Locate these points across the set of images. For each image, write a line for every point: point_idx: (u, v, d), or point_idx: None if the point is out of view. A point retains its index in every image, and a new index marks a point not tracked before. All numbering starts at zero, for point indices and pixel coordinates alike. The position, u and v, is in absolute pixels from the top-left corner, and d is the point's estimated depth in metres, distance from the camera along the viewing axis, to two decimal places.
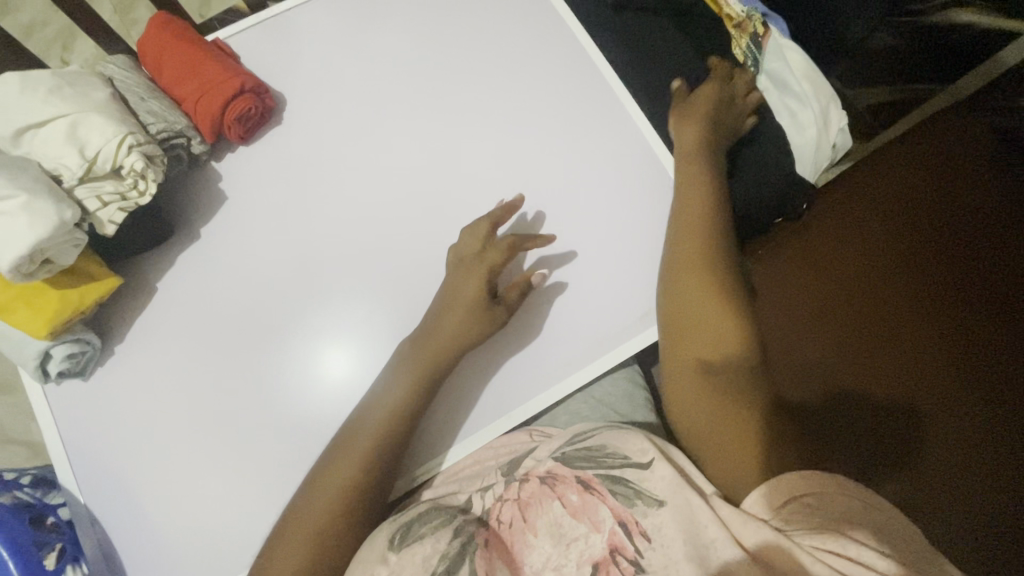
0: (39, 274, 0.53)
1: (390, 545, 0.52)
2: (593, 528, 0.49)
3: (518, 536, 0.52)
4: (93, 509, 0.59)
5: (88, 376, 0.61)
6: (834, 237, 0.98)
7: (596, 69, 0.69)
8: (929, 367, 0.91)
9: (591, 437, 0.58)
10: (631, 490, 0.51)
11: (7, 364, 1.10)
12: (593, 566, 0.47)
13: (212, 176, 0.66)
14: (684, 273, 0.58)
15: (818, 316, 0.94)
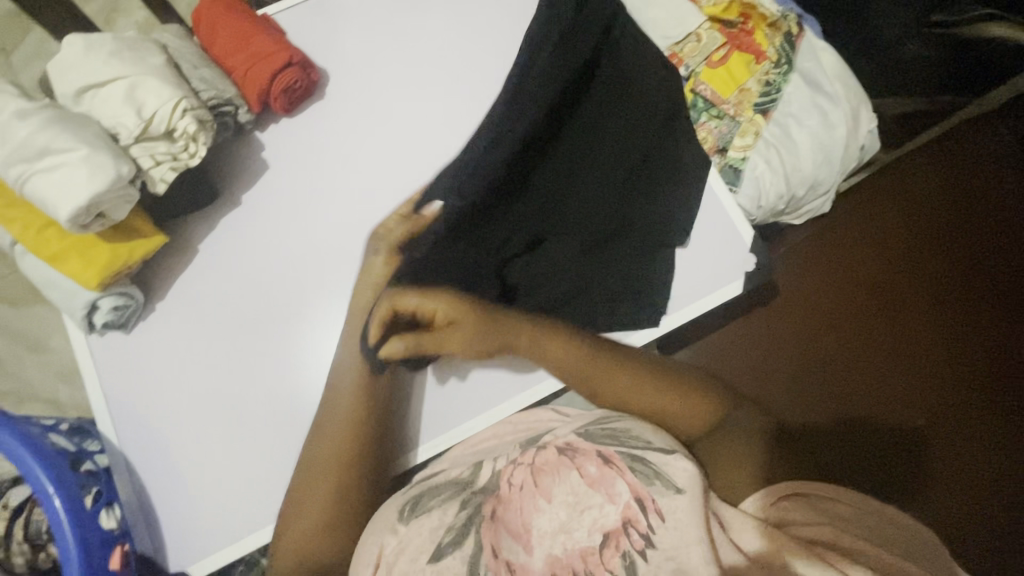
0: (93, 226, 0.56)
1: (400, 517, 0.55)
2: (608, 499, 0.49)
3: (528, 500, 0.51)
4: (129, 457, 0.62)
5: (130, 329, 0.64)
6: (832, 262, 0.84)
7: None
8: (992, 411, 0.71)
9: (616, 420, 0.59)
10: (650, 470, 0.51)
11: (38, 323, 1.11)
12: (603, 536, 0.48)
13: (256, 145, 0.69)
14: (625, 365, 0.63)
15: (838, 362, 0.78)
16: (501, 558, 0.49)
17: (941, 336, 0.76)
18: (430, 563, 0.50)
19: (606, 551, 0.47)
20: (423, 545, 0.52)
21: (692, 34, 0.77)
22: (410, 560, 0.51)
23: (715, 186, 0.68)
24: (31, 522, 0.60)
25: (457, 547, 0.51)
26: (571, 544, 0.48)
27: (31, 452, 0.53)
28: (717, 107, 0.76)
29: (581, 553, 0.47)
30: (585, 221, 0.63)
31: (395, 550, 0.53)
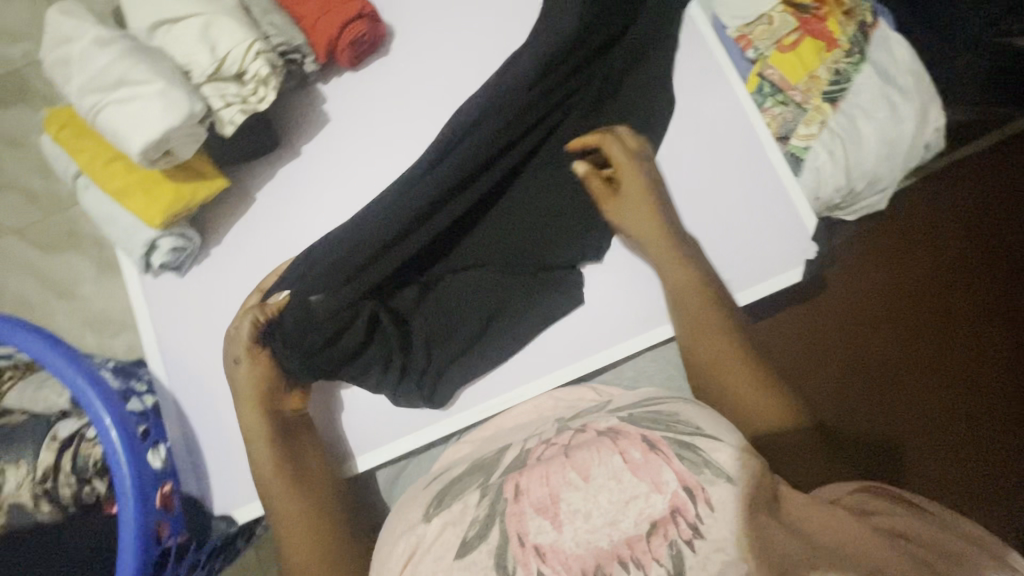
0: (161, 163, 0.55)
1: (423, 515, 0.47)
2: (655, 489, 0.39)
3: (557, 471, 0.41)
4: (177, 398, 0.62)
5: (184, 273, 0.64)
6: (876, 261, 0.85)
7: (704, 40, 0.70)
8: (945, 430, 0.83)
9: (663, 404, 0.50)
10: (699, 458, 0.41)
11: (61, 268, 1.06)
12: (651, 525, 0.38)
13: (317, 97, 0.68)
14: (704, 320, 0.58)
15: (848, 363, 0.83)
16: (530, 544, 0.39)
17: (944, 342, 0.84)
18: (456, 559, 0.41)
19: (652, 538, 0.37)
20: (449, 541, 0.42)
21: (764, 16, 0.76)
22: (436, 558, 0.42)
23: (780, 170, 0.67)
24: (76, 459, 0.60)
25: (483, 541, 0.41)
26: (615, 536, 0.38)
27: (89, 384, 0.53)
28: (783, 93, 0.75)
29: (625, 543, 0.37)
30: (494, 297, 0.61)
31: (426, 544, 0.44)
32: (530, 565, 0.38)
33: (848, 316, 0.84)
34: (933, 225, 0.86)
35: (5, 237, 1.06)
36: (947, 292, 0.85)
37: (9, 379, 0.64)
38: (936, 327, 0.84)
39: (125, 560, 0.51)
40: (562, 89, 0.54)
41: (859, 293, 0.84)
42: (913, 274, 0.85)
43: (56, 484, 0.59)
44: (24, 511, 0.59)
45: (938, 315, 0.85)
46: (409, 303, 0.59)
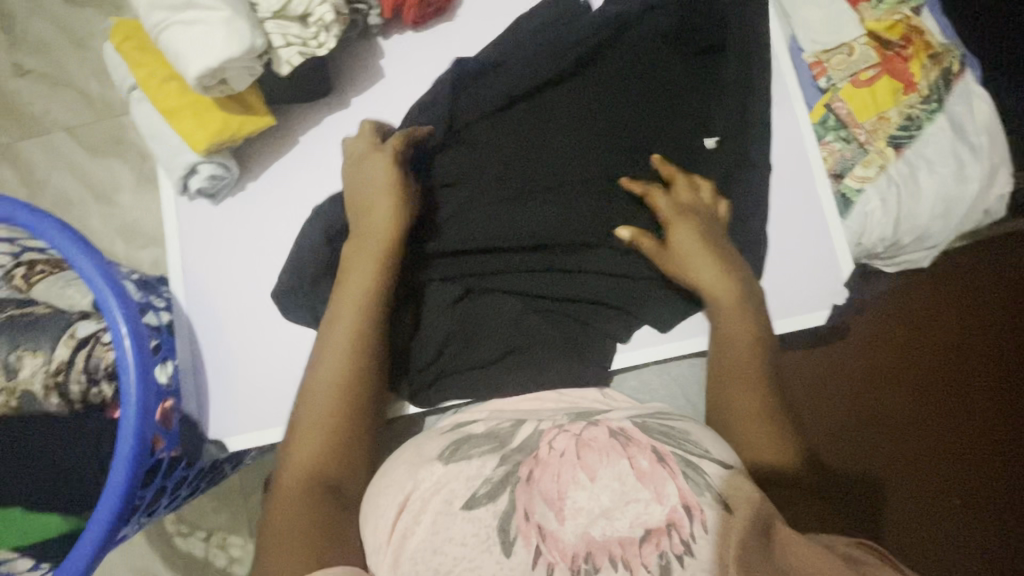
0: (214, 91, 0.56)
1: (438, 456, 0.47)
2: (655, 498, 0.41)
3: (568, 470, 0.43)
4: (190, 320, 0.64)
5: (218, 202, 0.65)
6: (908, 315, 0.82)
7: (775, 61, 0.68)
8: (932, 477, 0.81)
9: (675, 420, 0.50)
10: (703, 480, 0.43)
11: (103, 176, 1.09)
12: (645, 532, 0.40)
13: (376, 51, 0.67)
14: (740, 346, 0.54)
15: (858, 410, 0.81)
16: (533, 522, 0.41)
17: (951, 395, 0.82)
18: (462, 509, 0.43)
19: (645, 545, 0.39)
20: (458, 490, 0.44)
21: (845, 45, 0.72)
22: (445, 500, 0.44)
23: (828, 208, 0.65)
24: (89, 360, 0.62)
25: (491, 500, 0.43)
26: (608, 531, 0.40)
27: (111, 290, 0.55)
28: (847, 129, 0.72)
29: (618, 542, 0.40)
30: (519, 317, 0.61)
31: (430, 489, 0.45)
32: (530, 539, 0.40)
33: (865, 350, 0.82)
34: (974, 282, 0.83)
35: (56, 133, 1.09)
36: (968, 348, 0.83)
37: (39, 273, 0.67)
38: (948, 379, 0.82)
39: (118, 465, 0.53)
40: (586, 123, 0.63)
41: (881, 330, 0.82)
42: (938, 323, 0.82)
43: (67, 379, 0.62)
44: (34, 399, 0.62)
45: (954, 368, 0.82)
46: (441, 301, 0.61)
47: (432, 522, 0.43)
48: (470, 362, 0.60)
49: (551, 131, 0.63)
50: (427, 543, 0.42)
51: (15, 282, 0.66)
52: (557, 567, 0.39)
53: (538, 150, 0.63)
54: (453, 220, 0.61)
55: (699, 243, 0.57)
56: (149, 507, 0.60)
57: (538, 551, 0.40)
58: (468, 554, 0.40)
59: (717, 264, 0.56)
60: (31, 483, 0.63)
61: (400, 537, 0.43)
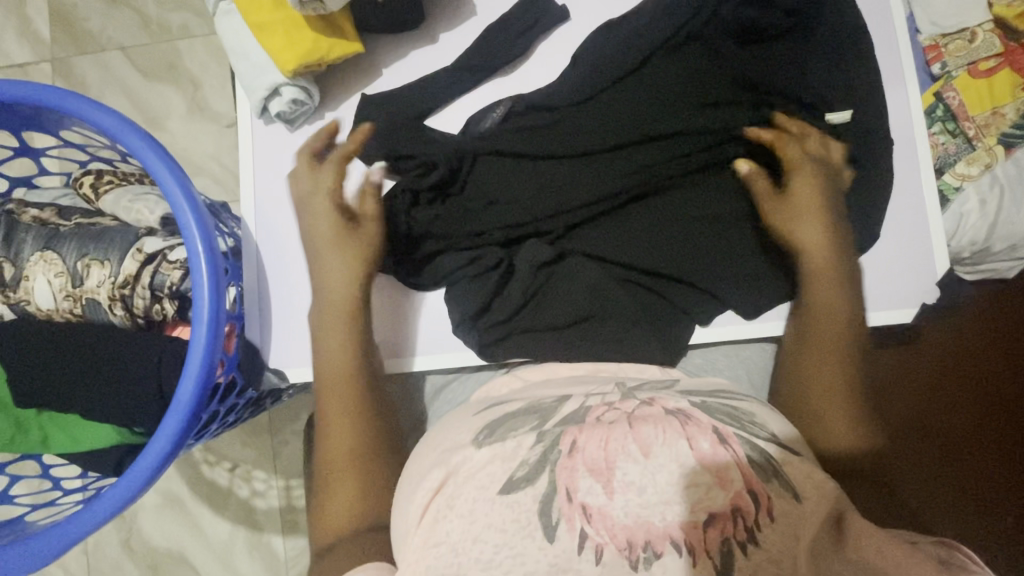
0: (308, 7, 0.54)
1: (473, 440, 0.44)
2: (717, 482, 0.38)
3: (618, 446, 0.40)
4: (260, 249, 0.63)
5: (294, 129, 0.63)
6: (983, 325, 0.78)
7: (894, 36, 0.63)
8: (980, 489, 0.78)
9: (734, 399, 0.46)
10: (769, 466, 0.40)
11: (155, 101, 1.07)
12: (706, 517, 0.38)
13: None
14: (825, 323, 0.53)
15: (914, 416, 0.78)
16: (577, 502, 0.38)
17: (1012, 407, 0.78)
18: (502, 493, 0.40)
19: (709, 530, 0.37)
20: (495, 472, 0.41)
21: (967, 30, 0.67)
22: (479, 486, 0.41)
23: (929, 201, 0.61)
24: (153, 276, 0.61)
25: (531, 483, 0.40)
26: (667, 514, 0.38)
27: (191, 208, 0.53)
28: (955, 121, 0.67)
29: (678, 527, 0.38)
30: (598, 284, 0.58)
31: (466, 473, 0.42)
32: (574, 522, 0.38)
33: (927, 357, 0.77)
34: None
35: (110, 51, 1.07)
36: None
37: (106, 183, 0.65)
38: (1010, 390, 0.78)
39: (186, 381, 0.53)
40: (673, 89, 0.61)
41: (947, 337, 0.78)
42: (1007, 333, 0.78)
43: (132, 292, 0.62)
44: (99, 308, 0.63)
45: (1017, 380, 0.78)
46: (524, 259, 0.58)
47: (468, 508, 0.40)
48: (544, 322, 0.58)
49: (653, 83, 0.61)
50: (462, 530, 0.39)
51: (84, 191, 0.65)
52: (605, 549, 0.38)
53: (625, 111, 0.61)
54: (532, 173, 0.61)
55: (816, 199, 0.55)
56: (203, 429, 0.61)
57: (582, 535, 0.38)
58: (508, 541, 0.38)
59: (826, 221, 0.54)
60: (81, 397, 0.62)
61: (432, 520, 0.41)
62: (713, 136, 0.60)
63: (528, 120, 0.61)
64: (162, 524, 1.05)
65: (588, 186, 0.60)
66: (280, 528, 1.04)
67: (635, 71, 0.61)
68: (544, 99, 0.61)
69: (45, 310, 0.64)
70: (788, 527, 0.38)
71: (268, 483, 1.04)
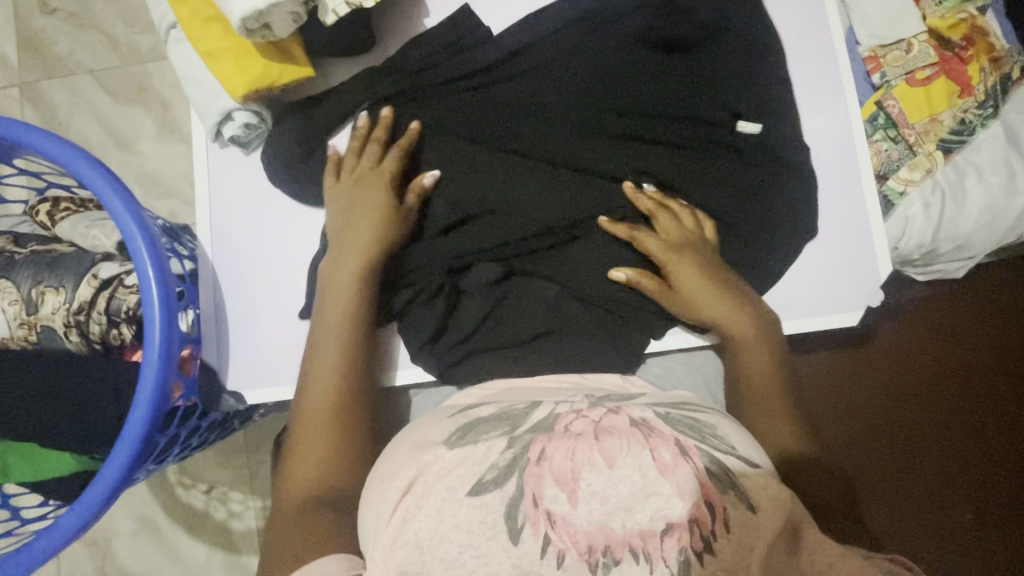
0: (256, 35, 0.55)
1: (445, 440, 0.45)
2: (677, 493, 0.39)
3: (583, 455, 0.40)
4: (218, 272, 0.64)
5: (250, 152, 0.63)
6: (935, 327, 0.79)
7: (832, 48, 0.65)
8: (947, 488, 0.79)
9: (698, 411, 0.47)
10: (728, 480, 0.40)
11: (125, 123, 1.07)
12: (665, 526, 0.38)
13: (421, 9, 0.65)
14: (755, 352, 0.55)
15: (868, 423, 0.79)
16: (543, 508, 0.39)
17: (971, 409, 0.79)
18: (468, 495, 0.40)
19: (665, 539, 0.38)
20: (464, 474, 0.42)
21: (904, 41, 0.70)
22: (448, 487, 0.41)
23: (872, 209, 0.63)
24: (107, 302, 0.61)
25: (498, 486, 0.40)
26: (628, 523, 0.38)
27: (141, 232, 0.54)
28: (896, 128, 0.69)
29: (639, 535, 0.38)
30: (551, 298, 0.60)
31: (436, 473, 0.42)
32: (538, 528, 0.39)
33: (882, 362, 0.79)
34: (1000, 297, 0.79)
35: (78, 75, 1.07)
36: (990, 362, 0.79)
37: (64, 210, 0.65)
38: (968, 392, 0.79)
39: (139, 406, 0.53)
40: (605, 107, 0.62)
41: (901, 343, 0.79)
42: (960, 338, 0.79)
43: (87, 318, 0.61)
44: (53, 335, 0.62)
45: (975, 382, 0.79)
46: (478, 281, 0.60)
47: (437, 508, 0.40)
48: (506, 338, 0.58)
49: (584, 99, 0.62)
50: (431, 529, 0.40)
51: (40, 218, 0.66)
52: (567, 554, 0.38)
53: (552, 129, 0.62)
54: (464, 194, 0.60)
55: (704, 281, 0.56)
56: (163, 452, 0.61)
57: (546, 539, 0.38)
58: (474, 541, 0.39)
59: (721, 295, 0.56)
60: (48, 424, 0.62)
61: (402, 520, 0.41)
62: (646, 150, 0.61)
63: (472, 137, 0.61)
64: (138, 549, 1.04)
65: (533, 202, 0.60)
66: (258, 548, 1.03)
67: (572, 88, 0.62)
68: (487, 113, 0.61)
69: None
70: (741, 534, 0.38)
71: (244, 504, 1.03)
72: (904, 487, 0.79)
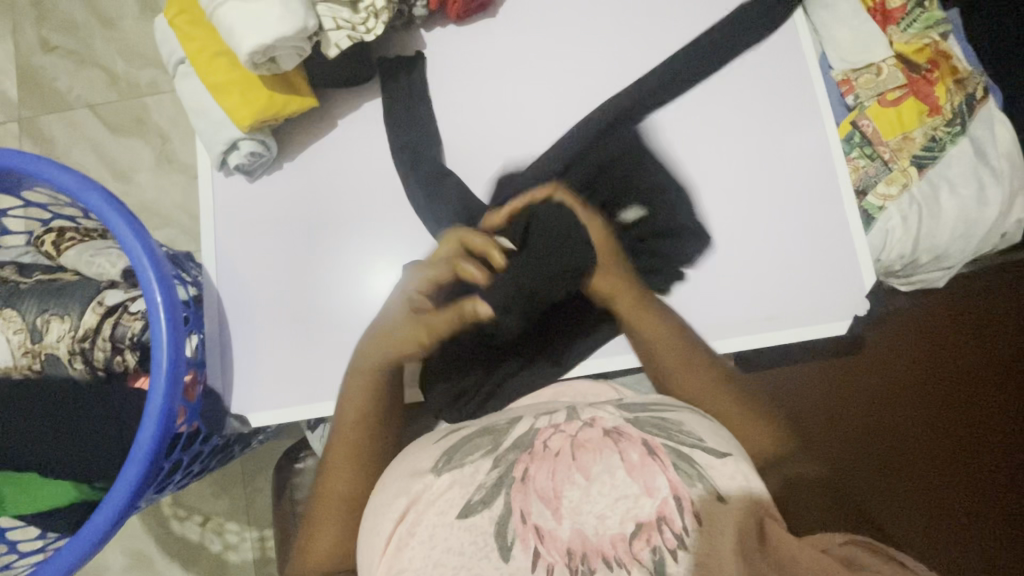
0: (262, 69, 0.57)
1: (432, 467, 0.46)
2: (645, 492, 0.40)
3: (562, 471, 0.41)
4: (222, 296, 0.65)
5: (253, 179, 0.66)
6: (919, 330, 0.79)
7: (807, 72, 0.68)
8: (975, 485, 0.75)
9: (666, 411, 0.48)
10: (695, 471, 0.41)
11: (125, 156, 1.09)
12: (636, 527, 0.39)
13: (418, 43, 0.69)
14: (677, 351, 0.61)
15: (873, 438, 0.77)
16: (530, 523, 0.40)
17: (975, 402, 0.77)
18: (460, 517, 0.41)
19: (634, 542, 0.38)
20: (454, 498, 0.43)
21: (874, 65, 0.74)
22: (439, 511, 0.42)
23: (851, 221, 0.66)
24: (104, 334, 0.62)
25: (487, 505, 0.41)
26: (600, 527, 0.39)
27: (148, 257, 0.55)
28: (872, 146, 0.73)
29: (610, 541, 0.39)
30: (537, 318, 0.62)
31: (429, 498, 0.44)
32: (528, 541, 0.39)
33: (874, 370, 0.78)
34: (974, 293, 0.80)
35: (78, 110, 1.10)
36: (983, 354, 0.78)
37: (70, 240, 0.66)
38: (967, 385, 0.78)
39: (145, 429, 0.53)
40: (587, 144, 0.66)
41: (891, 349, 0.79)
42: (947, 334, 0.79)
43: (92, 345, 0.62)
44: (58, 362, 0.63)
45: (972, 375, 0.78)
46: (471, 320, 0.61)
47: (429, 533, 0.42)
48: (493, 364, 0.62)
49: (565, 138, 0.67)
50: (425, 556, 0.41)
51: (45, 247, 0.67)
52: (557, 567, 0.38)
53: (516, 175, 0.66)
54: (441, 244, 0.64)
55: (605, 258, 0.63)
56: (166, 478, 0.61)
57: (536, 553, 0.39)
58: (465, 562, 0.39)
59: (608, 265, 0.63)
60: (50, 452, 0.62)
61: (396, 550, 0.42)
62: (610, 180, 0.66)
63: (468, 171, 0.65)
64: None
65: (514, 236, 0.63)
66: None
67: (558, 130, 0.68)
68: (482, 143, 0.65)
69: (3, 368, 0.63)
70: (709, 527, 0.39)
71: (241, 535, 1.02)
72: (932, 492, 0.75)
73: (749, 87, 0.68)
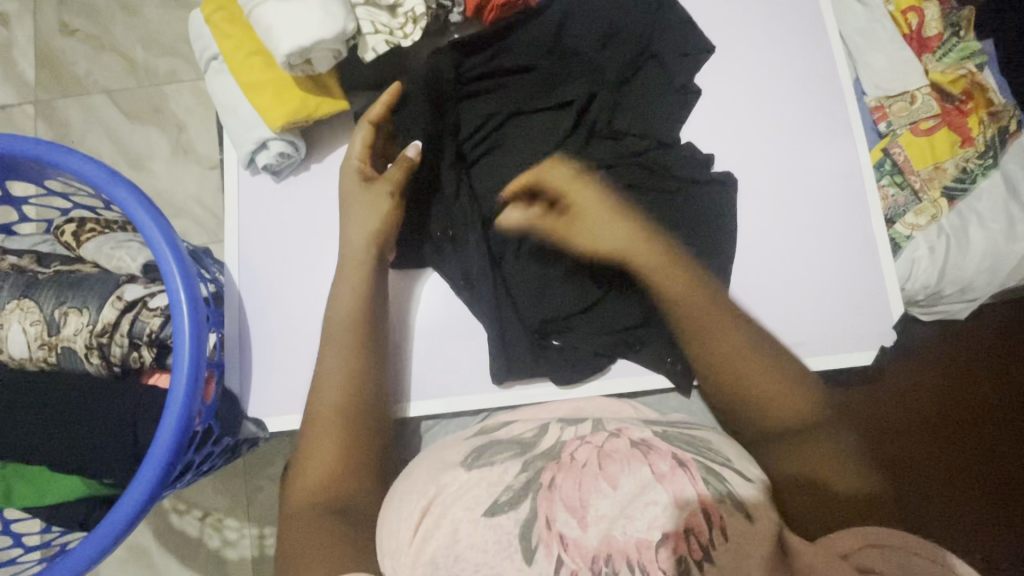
0: (296, 70, 0.57)
1: (461, 461, 0.45)
2: (672, 500, 0.39)
3: (589, 479, 0.40)
4: (243, 299, 0.64)
5: (280, 180, 0.65)
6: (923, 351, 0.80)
7: (841, 94, 0.68)
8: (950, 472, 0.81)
9: (695, 430, 0.48)
10: (723, 486, 0.41)
11: (141, 143, 1.08)
12: (661, 535, 0.38)
13: None
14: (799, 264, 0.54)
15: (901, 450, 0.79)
16: (555, 530, 0.39)
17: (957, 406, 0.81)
18: (485, 516, 0.41)
19: (660, 549, 0.37)
20: (480, 495, 0.42)
21: (908, 93, 0.73)
22: (465, 507, 0.42)
23: (882, 256, 0.65)
24: (116, 336, 0.61)
25: (513, 507, 0.40)
26: (626, 532, 0.38)
27: (173, 252, 0.54)
28: (903, 174, 0.72)
29: (635, 546, 0.37)
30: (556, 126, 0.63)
31: (453, 494, 0.43)
32: (551, 547, 0.38)
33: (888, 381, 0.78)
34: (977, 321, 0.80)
35: (96, 94, 1.09)
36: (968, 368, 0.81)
37: (89, 231, 0.65)
38: (952, 396, 0.81)
39: (165, 424, 0.53)
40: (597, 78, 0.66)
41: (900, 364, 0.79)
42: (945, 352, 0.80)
43: (109, 341, 0.61)
44: (75, 358, 0.62)
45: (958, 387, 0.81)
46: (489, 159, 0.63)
47: (453, 526, 0.41)
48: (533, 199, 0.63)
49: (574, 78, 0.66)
50: (446, 552, 0.40)
51: (64, 238, 0.66)
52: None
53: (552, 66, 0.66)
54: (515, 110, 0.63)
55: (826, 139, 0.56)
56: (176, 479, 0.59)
57: (559, 559, 0.38)
58: (488, 560, 0.39)
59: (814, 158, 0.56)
60: (60, 446, 0.61)
61: (421, 539, 0.41)
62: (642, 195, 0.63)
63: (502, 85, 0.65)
64: None
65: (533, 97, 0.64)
66: None
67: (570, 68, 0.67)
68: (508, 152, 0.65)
69: (18, 359, 0.63)
70: (737, 543, 0.38)
71: (241, 532, 1.00)
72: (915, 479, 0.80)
73: (783, 107, 0.68)
